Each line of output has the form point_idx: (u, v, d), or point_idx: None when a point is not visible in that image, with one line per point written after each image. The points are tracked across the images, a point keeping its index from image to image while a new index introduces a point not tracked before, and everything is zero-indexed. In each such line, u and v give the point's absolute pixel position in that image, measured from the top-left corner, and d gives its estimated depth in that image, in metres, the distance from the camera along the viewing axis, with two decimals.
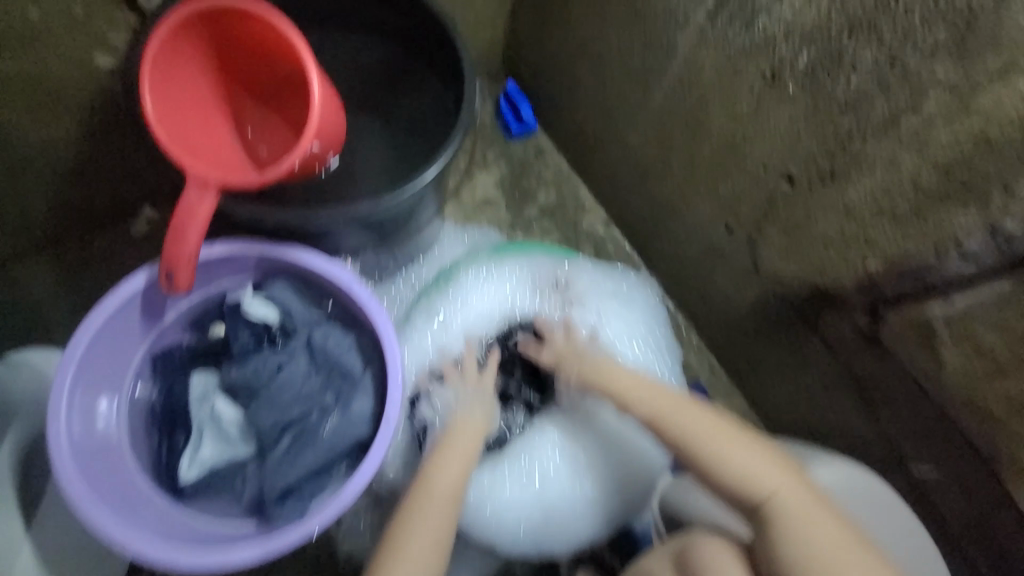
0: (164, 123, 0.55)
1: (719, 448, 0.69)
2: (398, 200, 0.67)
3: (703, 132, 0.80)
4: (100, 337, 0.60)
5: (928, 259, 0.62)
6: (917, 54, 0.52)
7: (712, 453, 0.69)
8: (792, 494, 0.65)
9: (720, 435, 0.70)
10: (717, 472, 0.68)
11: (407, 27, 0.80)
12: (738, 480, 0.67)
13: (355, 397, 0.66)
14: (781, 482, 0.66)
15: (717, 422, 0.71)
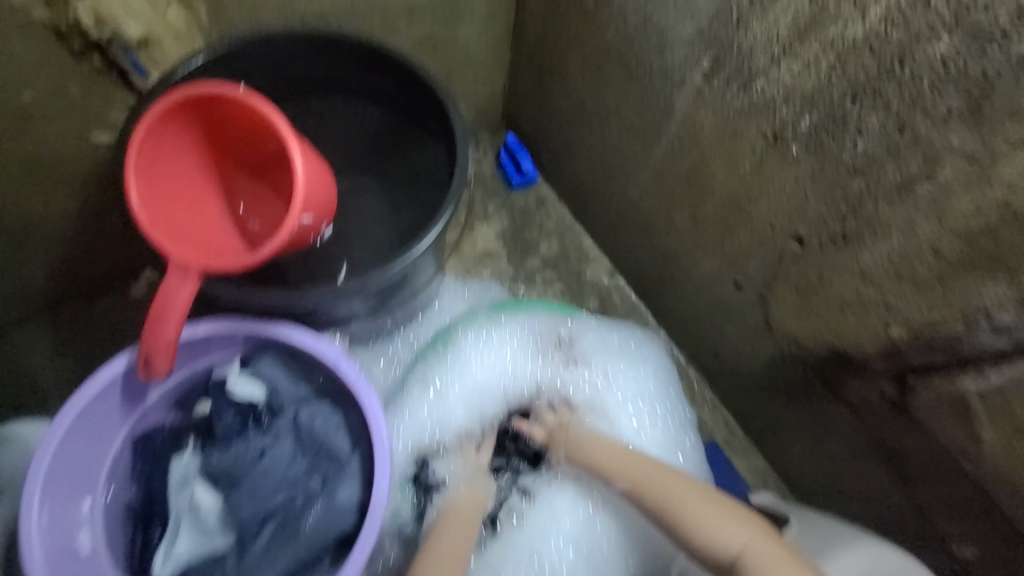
0: (150, 209, 0.54)
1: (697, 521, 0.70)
2: (390, 274, 0.65)
3: (705, 189, 0.78)
4: (76, 428, 0.57)
5: (956, 330, 0.56)
6: (927, 120, 0.49)
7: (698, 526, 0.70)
8: (759, 547, 0.66)
9: (689, 496, 0.72)
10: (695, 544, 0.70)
11: (403, 94, 0.80)
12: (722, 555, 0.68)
13: (341, 482, 0.62)
14: (746, 534, 0.67)
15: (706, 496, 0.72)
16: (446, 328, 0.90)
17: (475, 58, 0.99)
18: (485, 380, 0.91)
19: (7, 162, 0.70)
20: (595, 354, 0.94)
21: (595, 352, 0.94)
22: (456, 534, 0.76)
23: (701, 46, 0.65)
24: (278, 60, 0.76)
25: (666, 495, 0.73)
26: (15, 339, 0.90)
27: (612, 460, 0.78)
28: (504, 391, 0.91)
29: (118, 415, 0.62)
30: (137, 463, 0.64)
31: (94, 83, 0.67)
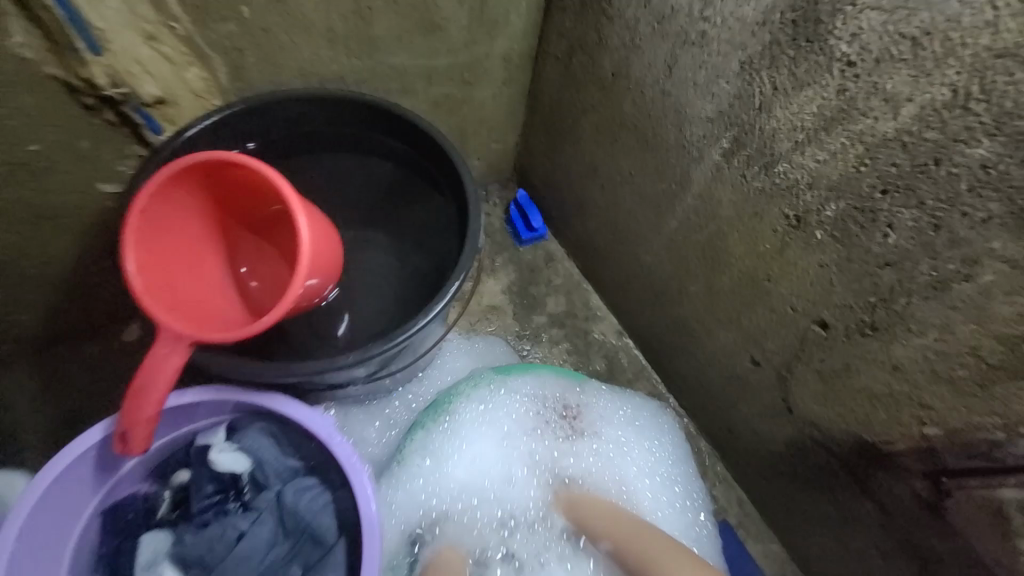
0: (147, 274, 0.52)
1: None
2: (392, 346, 0.62)
3: (721, 262, 0.75)
4: (42, 504, 0.52)
5: (998, 437, 0.52)
6: (965, 221, 0.47)
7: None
8: None
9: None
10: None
11: (418, 155, 0.80)
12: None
13: (324, 572, 0.57)
14: None
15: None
16: (447, 392, 0.84)
17: (491, 117, 1.00)
18: (487, 450, 0.85)
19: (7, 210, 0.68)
20: (602, 424, 0.90)
21: (602, 422, 0.90)
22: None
23: (721, 126, 0.64)
24: (294, 118, 0.76)
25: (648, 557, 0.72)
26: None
27: (602, 521, 0.78)
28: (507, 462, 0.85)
29: (89, 485, 0.57)
30: (106, 538, 0.59)
31: (105, 136, 0.66)
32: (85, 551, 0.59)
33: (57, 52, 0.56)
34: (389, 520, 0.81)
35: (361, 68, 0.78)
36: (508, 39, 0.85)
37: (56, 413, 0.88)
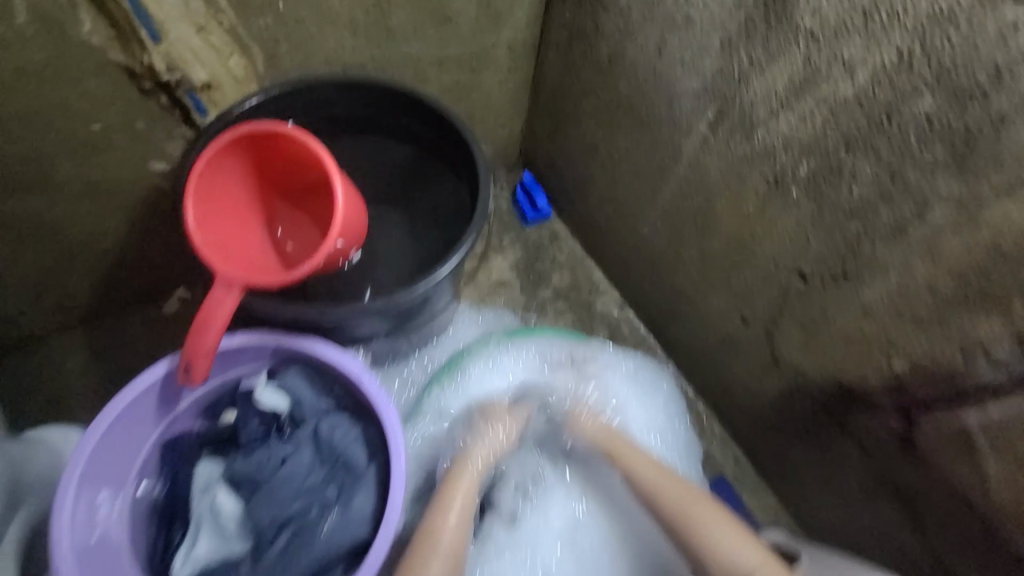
0: (202, 228, 0.60)
1: (709, 533, 0.72)
2: (412, 295, 0.69)
3: (710, 227, 0.82)
4: (115, 425, 0.61)
5: (956, 365, 0.59)
6: (916, 168, 0.54)
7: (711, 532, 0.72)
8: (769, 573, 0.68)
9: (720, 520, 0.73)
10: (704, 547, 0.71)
11: (430, 134, 0.87)
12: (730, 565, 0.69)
13: (356, 493, 0.64)
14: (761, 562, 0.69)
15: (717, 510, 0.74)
16: (461, 353, 0.92)
17: (497, 104, 1.08)
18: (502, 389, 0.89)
19: (69, 184, 0.76)
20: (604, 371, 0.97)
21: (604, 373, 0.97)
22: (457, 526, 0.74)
23: (707, 99, 0.71)
24: (320, 102, 0.83)
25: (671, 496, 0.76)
26: (52, 348, 0.96)
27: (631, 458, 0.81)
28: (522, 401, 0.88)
29: (152, 418, 0.66)
30: (164, 464, 0.67)
31: (157, 118, 0.74)
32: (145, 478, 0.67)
33: (122, 41, 0.65)
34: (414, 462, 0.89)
35: (380, 57, 0.86)
36: (513, 29, 0.93)
37: (104, 377, 0.96)
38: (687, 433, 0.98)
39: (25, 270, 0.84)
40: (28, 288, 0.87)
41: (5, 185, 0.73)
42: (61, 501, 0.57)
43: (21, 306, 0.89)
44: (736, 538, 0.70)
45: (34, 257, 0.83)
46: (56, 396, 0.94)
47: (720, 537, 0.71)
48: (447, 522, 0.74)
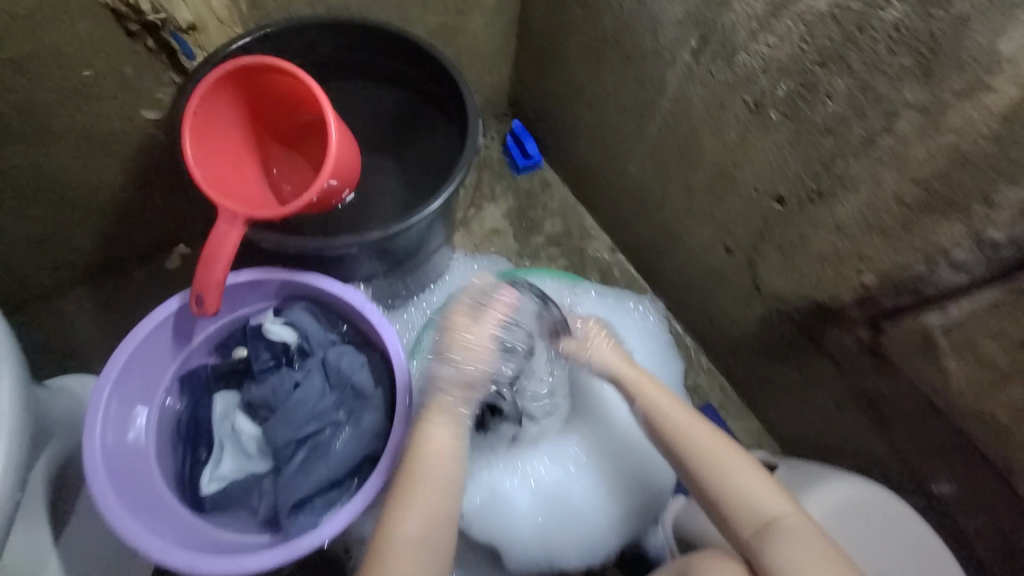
0: (201, 163, 0.62)
1: (725, 476, 0.67)
2: (408, 228, 0.71)
3: (694, 160, 0.84)
4: (136, 354, 0.65)
5: (920, 271, 0.63)
6: (885, 78, 0.56)
7: (727, 474, 0.67)
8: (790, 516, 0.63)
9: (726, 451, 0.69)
10: (718, 490, 0.67)
11: (419, 77, 0.88)
12: (747, 507, 0.65)
13: (367, 414, 0.69)
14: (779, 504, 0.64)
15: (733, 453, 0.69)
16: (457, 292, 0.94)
17: (484, 48, 1.07)
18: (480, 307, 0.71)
19: (65, 134, 0.77)
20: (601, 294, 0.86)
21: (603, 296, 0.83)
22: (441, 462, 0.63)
23: (690, 27, 0.72)
24: (306, 46, 0.83)
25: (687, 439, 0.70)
26: (61, 304, 0.99)
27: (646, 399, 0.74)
28: (488, 313, 0.70)
29: (168, 351, 0.69)
30: (183, 395, 0.71)
31: (146, 64, 0.75)
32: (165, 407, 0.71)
33: None
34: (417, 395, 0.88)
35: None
36: None
37: (113, 331, 1.00)
38: (672, 358, 1.00)
39: (28, 223, 0.86)
40: (32, 243, 0.89)
41: (2, 134, 0.74)
42: (91, 419, 0.61)
43: (26, 261, 0.91)
44: (755, 483, 0.66)
45: (36, 210, 0.85)
46: (69, 350, 0.98)
47: (736, 480, 0.67)
48: (429, 458, 0.63)
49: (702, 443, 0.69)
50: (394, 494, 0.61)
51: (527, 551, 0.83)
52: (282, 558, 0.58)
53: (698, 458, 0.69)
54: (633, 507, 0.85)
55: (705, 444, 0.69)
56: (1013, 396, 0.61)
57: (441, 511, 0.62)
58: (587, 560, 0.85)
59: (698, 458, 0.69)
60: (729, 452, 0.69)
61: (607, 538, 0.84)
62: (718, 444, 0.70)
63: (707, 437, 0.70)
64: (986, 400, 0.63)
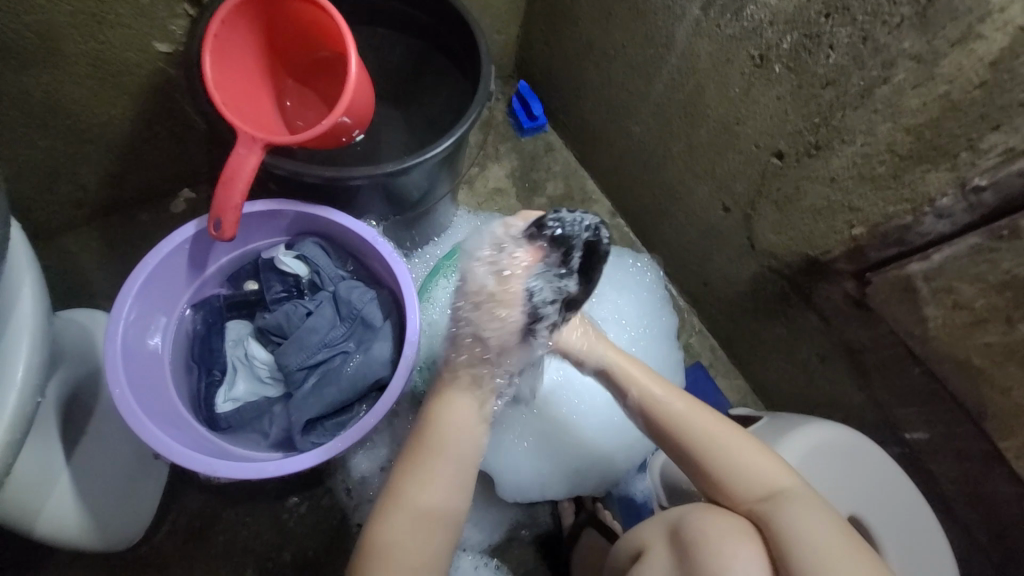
0: (219, 85, 0.64)
1: (724, 457, 0.66)
2: (420, 164, 0.72)
3: (699, 117, 0.86)
4: (153, 277, 0.70)
5: (905, 219, 0.66)
6: (885, 28, 0.59)
7: (735, 459, 0.65)
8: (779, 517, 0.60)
9: (716, 446, 0.67)
10: (721, 471, 0.65)
11: (433, 24, 0.88)
12: (736, 489, 0.64)
13: (374, 344, 0.74)
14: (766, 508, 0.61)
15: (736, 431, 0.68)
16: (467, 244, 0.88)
17: (495, 3, 1.08)
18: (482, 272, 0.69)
19: (77, 61, 0.77)
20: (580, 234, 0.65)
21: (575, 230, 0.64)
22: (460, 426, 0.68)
23: None
24: None
25: (681, 427, 0.69)
26: (65, 243, 1.00)
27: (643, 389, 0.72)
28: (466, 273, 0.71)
29: (184, 278, 0.75)
30: (198, 323, 0.77)
31: None
32: (179, 334, 0.76)
33: None
34: (427, 347, 0.86)
35: None
36: None
37: (116, 270, 1.00)
38: (666, 310, 1.03)
39: (37, 153, 0.87)
40: (39, 175, 0.90)
41: (15, 57, 0.74)
42: (111, 331, 0.66)
43: (34, 193, 0.92)
44: (755, 460, 0.65)
45: (46, 139, 0.85)
46: (72, 286, 0.98)
47: (734, 459, 0.65)
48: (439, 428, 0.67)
49: (708, 428, 0.68)
50: (405, 459, 0.66)
51: (519, 484, 0.88)
52: (293, 465, 0.64)
53: (702, 447, 0.67)
54: (623, 448, 0.89)
55: (710, 429, 0.68)
56: (987, 338, 0.64)
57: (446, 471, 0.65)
58: (575, 494, 0.90)
59: (704, 448, 0.67)
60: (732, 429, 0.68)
61: (598, 474, 0.89)
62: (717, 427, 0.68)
63: (709, 420, 0.69)
64: (959, 344, 0.67)
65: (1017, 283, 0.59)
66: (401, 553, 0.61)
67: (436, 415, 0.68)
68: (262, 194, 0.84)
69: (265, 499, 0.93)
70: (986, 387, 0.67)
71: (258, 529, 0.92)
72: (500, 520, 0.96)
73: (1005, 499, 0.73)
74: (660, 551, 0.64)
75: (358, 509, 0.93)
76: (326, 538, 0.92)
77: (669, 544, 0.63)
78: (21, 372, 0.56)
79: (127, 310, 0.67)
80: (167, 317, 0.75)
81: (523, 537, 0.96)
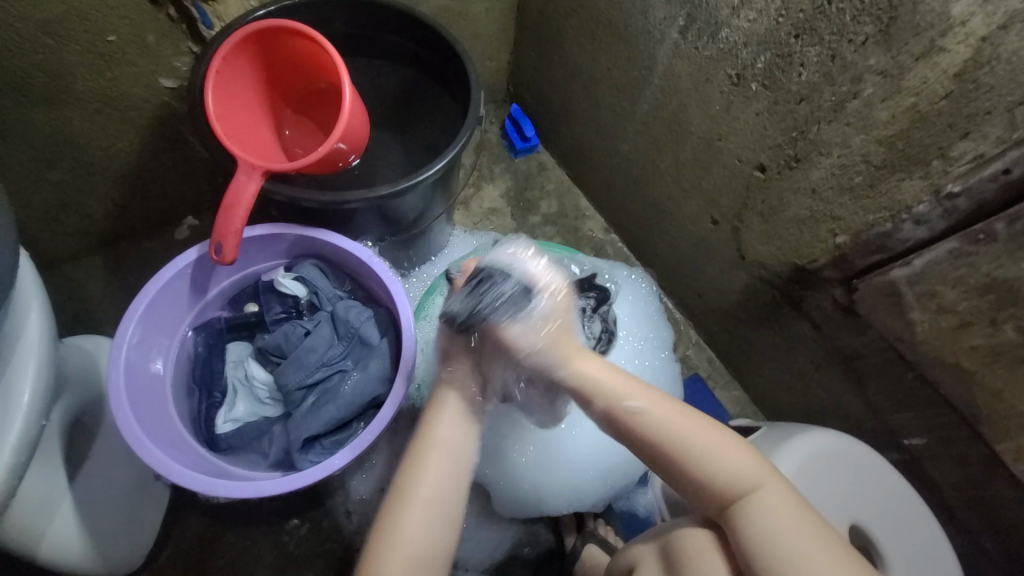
0: (220, 117, 0.68)
1: (702, 467, 0.61)
2: (413, 185, 0.74)
3: (683, 134, 0.89)
4: (156, 301, 0.72)
5: (885, 227, 0.68)
6: (852, 46, 0.62)
7: (707, 459, 0.61)
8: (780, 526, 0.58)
9: (695, 456, 0.62)
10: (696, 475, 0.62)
11: (425, 54, 0.92)
12: (723, 491, 0.61)
13: (371, 362, 0.76)
14: (773, 522, 0.58)
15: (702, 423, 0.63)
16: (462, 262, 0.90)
17: (485, 32, 1.13)
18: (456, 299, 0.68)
19: (87, 98, 0.82)
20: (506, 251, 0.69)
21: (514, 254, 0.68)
22: (454, 436, 0.67)
23: (677, 6, 0.78)
24: (316, 22, 0.88)
25: (653, 438, 0.63)
26: (72, 271, 1.03)
27: (612, 392, 0.64)
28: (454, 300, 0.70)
29: (186, 301, 0.77)
30: (200, 345, 0.79)
31: (166, 31, 0.79)
32: (181, 356, 0.78)
33: None
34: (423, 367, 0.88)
35: None
36: None
37: (121, 297, 1.03)
38: (661, 323, 1.04)
39: (48, 186, 0.90)
40: (49, 207, 0.93)
41: (29, 96, 0.78)
42: (114, 355, 0.68)
43: (44, 224, 0.95)
44: (727, 455, 0.61)
45: (56, 172, 0.89)
46: (77, 313, 1.01)
47: (712, 468, 0.61)
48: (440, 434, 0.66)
49: (677, 424, 0.62)
50: (410, 461, 0.65)
51: (518, 498, 0.88)
52: (291, 483, 0.64)
53: (674, 454, 0.62)
54: (622, 461, 0.88)
55: (678, 425, 0.63)
56: (974, 341, 0.65)
57: (451, 478, 0.65)
58: (576, 508, 0.90)
59: (675, 453, 0.62)
60: (698, 423, 0.63)
61: (597, 486, 0.89)
62: (688, 433, 0.62)
63: (670, 423, 0.63)
64: (947, 348, 0.68)
65: (998, 286, 0.61)
66: (410, 561, 0.61)
67: (432, 423, 0.67)
68: (263, 219, 0.87)
69: (266, 521, 0.93)
70: (978, 390, 0.68)
71: (259, 552, 0.91)
72: (501, 538, 0.95)
73: (1008, 503, 0.72)
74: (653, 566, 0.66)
75: (358, 530, 0.92)
76: (326, 560, 0.91)
77: (661, 560, 0.65)
78: (27, 397, 0.57)
79: (130, 333, 0.69)
80: (169, 341, 0.76)
81: (525, 555, 0.95)
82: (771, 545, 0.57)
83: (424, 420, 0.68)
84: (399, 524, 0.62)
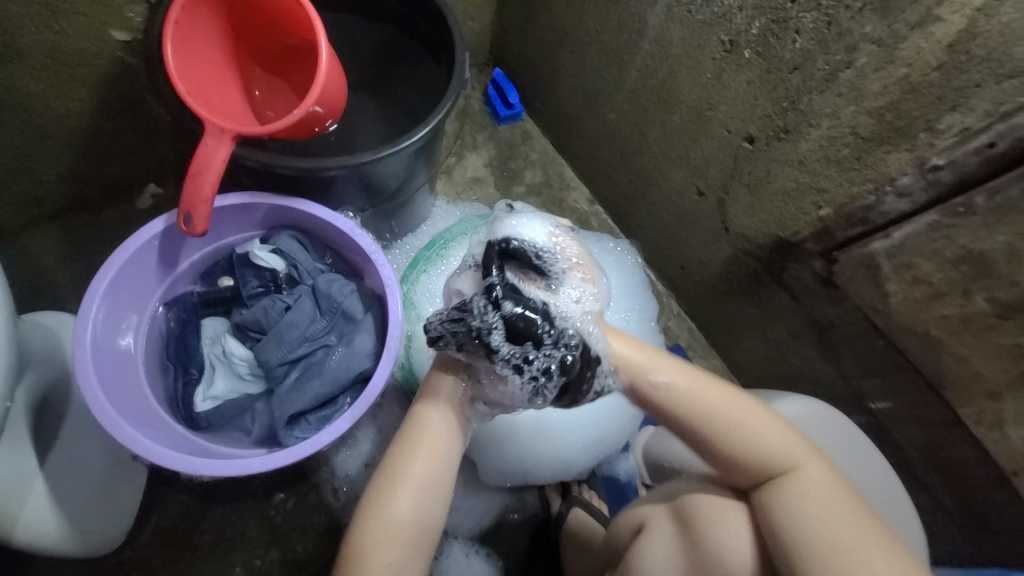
0: (181, 74, 0.62)
1: (742, 442, 0.62)
2: (395, 152, 0.70)
3: (673, 103, 0.87)
4: (122, 275, 0.68)
5: (868, 199, 0.69)
6: (848, 13, 0.61)
7: (739, 434, 0.62)
8: (816, 513, 0.60)
9: (729, 428, 0.63)
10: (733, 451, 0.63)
11: (404, 10, 0.86)
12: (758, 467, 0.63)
13: (355, 337, 0.74)
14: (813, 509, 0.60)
15: (727, 399, 0.63)
16: (447, 233, 0.88)
17: None
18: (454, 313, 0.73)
19: (29, 52, 0.74)
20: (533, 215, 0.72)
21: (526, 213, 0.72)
22: (444, 422, 0.66)
23: None
24: None
25: (685, 411, 0.63)
26: (24, 243, 0.96)
27: (636, 367, 0.64)
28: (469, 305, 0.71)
29: (154, 275, 0.73)
30: (172, 321, 0.75)
31: None
32: (152, 333, 0.75)
33: None
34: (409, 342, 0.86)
35: None
36: None
37: (81, 270, 0.97)
38: (646, 293, 1.05)
39: None
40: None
41: None
42: (79, 333, 0.64)
43: None
44: (756, 429, 0.62)
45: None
46: (32, 288, 0.94)
47: (747, 442, 0.62)
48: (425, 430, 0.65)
49: (709, 398, 0.63)
50: (395, 452, 0.64)
51: (504, 465, 0.90)
52: (277, 460, 0.63)
53: (702, 429, 0.63)
54: (608, 430, 0.90)
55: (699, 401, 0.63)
56: (945, 311, 0.68)
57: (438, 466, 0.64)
58: (558, 475, 0.92)
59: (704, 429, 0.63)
60: (730, 402, 0.63)
61: (580, 454, 0.90)
62: (727, 409, 0.63)
63: (709, 395, 0.63)
64: (918, 317, 0.71)
65: (973, 257, 0.63)
66: (396, 541, 0.61)
67: (421, 413, 0.66)
68: (234, 186, 0.82)
69: (251, 497, 0.92)
70: (945, 356, 0.71)
71: (245, 526, 0.91)
72: (488, 505, 0.97)
73: (964, 460, 0.78)
74: (665, 531, 0.69)
75: (345, 500, 0.93)
76: (314, 531, 0.92)
77: (672, 522, 0.69)
78: None
79: (94, 309, 0.65)
80: (138, 317, 0.73)
81: (512, 520, 0.97)
82: (798, 529, 0.60)
83: (416, 406, 0.67)
84: (385, 512, 0.61)
